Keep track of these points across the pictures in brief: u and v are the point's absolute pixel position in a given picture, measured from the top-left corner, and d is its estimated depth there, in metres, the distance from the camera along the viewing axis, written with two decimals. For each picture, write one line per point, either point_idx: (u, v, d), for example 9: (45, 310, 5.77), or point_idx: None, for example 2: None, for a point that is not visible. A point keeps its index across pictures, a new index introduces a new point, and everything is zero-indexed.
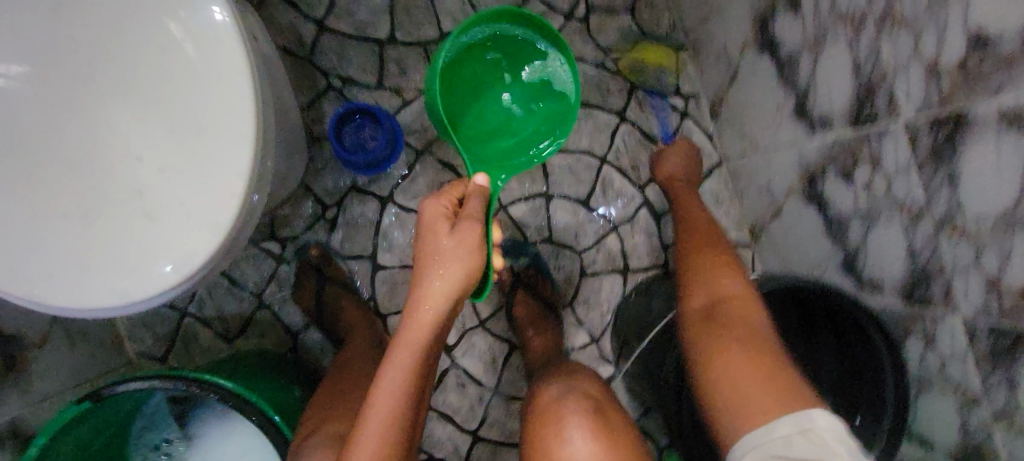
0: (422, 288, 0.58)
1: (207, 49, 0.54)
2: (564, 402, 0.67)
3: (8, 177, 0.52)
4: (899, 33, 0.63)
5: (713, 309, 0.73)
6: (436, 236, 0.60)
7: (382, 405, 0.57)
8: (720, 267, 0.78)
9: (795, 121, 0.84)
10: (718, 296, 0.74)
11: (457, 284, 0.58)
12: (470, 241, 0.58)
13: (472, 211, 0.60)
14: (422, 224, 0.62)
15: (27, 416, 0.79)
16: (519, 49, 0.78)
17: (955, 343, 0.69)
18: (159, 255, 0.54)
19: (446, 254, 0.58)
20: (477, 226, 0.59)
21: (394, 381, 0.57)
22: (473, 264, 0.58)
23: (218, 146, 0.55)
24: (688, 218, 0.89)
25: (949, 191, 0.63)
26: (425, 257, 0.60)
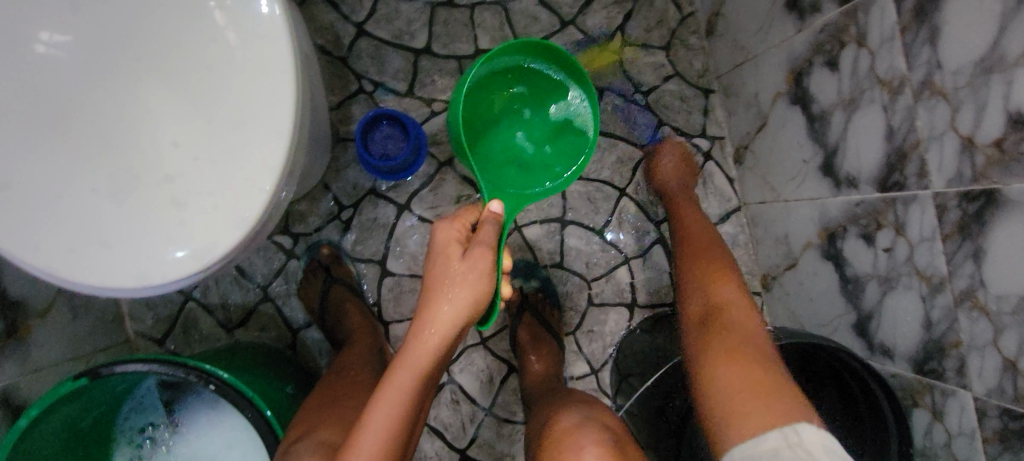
0: (431, 311, 0.57)
1: (251, 44, 0.55)
2: (574, 438, 0.62)
3: (42, 149, 0.53)
4: (937, 104, 0.63)
5: (709, 314, 0.69)
6: (447, 260, 0.59)
7: (378, 423, 0.56)
8: (719, 274, 0.74)
9: (820, 177, 0.84)
10: (714, 302, 0.70)
11: (466, 309, 0.57)
12: (481, 267, 0.58)
13: (484, 238, 0.60)
14: (433, 247, 0.62)
15: (22, 385, 0.75)
16: (548, 88, 0.79)
17: (964, 420, 0.68)
18: (183, 242, 0.54)
19: (456, 279, 0.57)
20: (489, 253, 0.59)
21: (393, 400, 0.56)
22: (483, 290, 0.58)
23: (252, 140, 0.55)
24: (687, 223, 0.87)
25: (973, 267, 0.62)
26: (435, 280, 0.59)
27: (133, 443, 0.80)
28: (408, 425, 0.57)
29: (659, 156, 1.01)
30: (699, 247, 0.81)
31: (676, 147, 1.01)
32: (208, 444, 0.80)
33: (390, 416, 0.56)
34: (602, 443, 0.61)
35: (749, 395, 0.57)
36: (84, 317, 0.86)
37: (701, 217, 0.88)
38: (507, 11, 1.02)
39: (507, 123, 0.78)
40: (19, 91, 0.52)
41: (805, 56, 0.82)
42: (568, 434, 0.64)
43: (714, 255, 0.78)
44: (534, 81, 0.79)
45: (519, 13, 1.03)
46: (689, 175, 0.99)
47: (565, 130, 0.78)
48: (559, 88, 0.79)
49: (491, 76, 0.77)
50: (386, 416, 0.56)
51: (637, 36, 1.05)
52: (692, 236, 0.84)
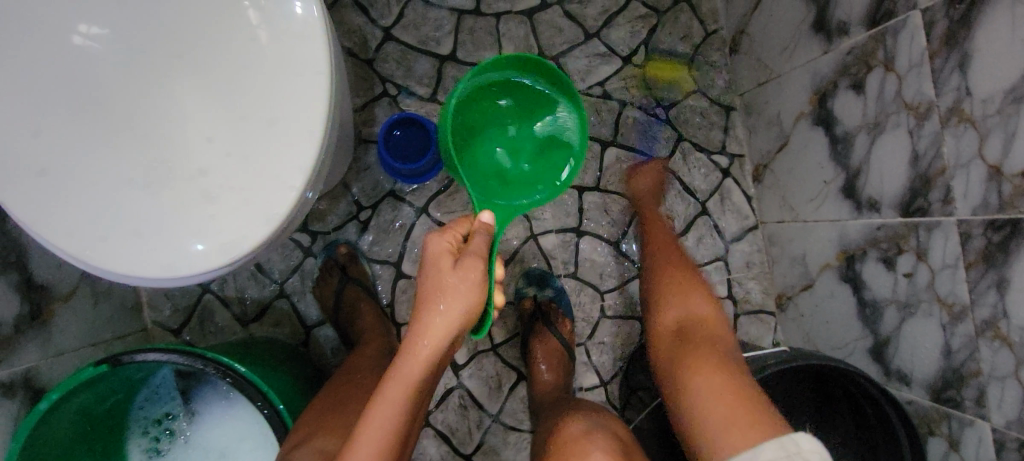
0: (426, 322, 0.57)
1: (288, 45, 0.56)
2: (579, 448, 0.62)
3: (79, 140, 0.54)
4: (965, 131, 0.63)
5: (685, 326, 0.71)
6: (440, 272, 0.58)
7: (375, 431, 0.56)
8: (693, 287, 0.77)
9: (841, 199, 0.84)
10: (690, 315, 0.73)
11: (459, 319, 0.57)
12: (472, 278, 0.57)
13: (476, 249, 0.59)
14: (426, 259, 0.60)
15: (42, 369, 0.76)
16: (537, 102, 0.80)
17: (981, 451, 0.67)
18: (211, 236, 0.55)
19: (449, 291, 0.57)
20: (480, 263, 0.58)
21: (388, 410, 0.57)
22: (475, 300, 0.57)
23: (284, 139, 0.56)
24: (653, 235, 0.90)
25: (996, 296, 0.62)
26: (427, 291, 0.58)
27: (149, 433, 0.81)
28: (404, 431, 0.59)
29: (635, 179, 1.00)
30: (671, 259, 0.84)
31: (651, 170, 1.00)
32: (222, 436, 0.81)
33: (385, 425, 0.57)
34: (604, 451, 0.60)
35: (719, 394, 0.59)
36: (104, 303, 0.87)
37: (666, 228, 0.91)
38: (533, 21, 1.03)
39: (493, 135, 0.79)
40: (62, 80, 0.54)
41: (831, 77, 0.82)
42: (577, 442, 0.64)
43: (684, 268, 0.81)
44: (521, 95, 0.80)
45: (544, 23, 1.04)
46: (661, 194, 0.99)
47: (552, 145, 0.79)
48: (546, 103, 0.80)
49: (480, 89, 0.78)
50: (381, 426, 0.56)
51: (661, 51, 1.06)
52: (660, 252, 0.86)
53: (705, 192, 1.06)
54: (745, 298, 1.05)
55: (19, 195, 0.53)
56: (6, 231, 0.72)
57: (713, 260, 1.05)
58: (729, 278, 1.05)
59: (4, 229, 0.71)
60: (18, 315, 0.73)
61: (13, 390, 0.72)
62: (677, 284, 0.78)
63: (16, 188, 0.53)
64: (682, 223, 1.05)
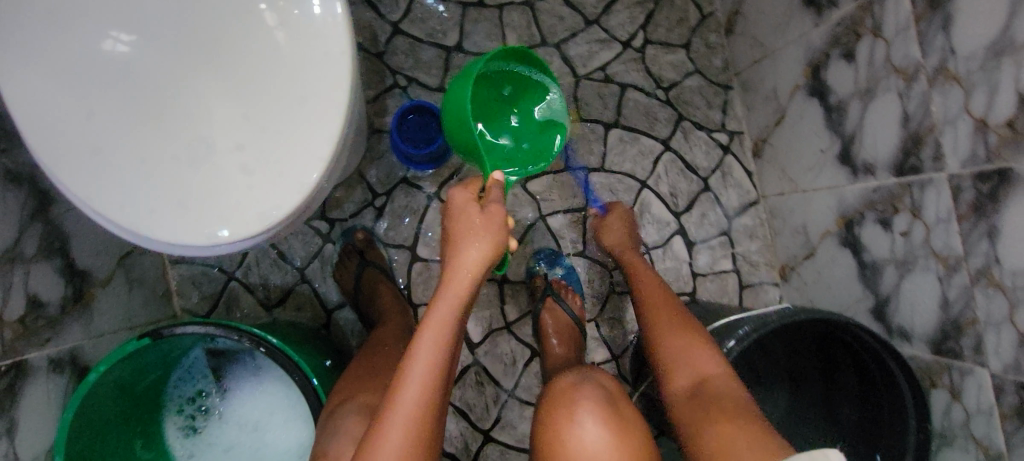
0: (459, 257, 0.65)
1: (312, 27, 0.61)
2: (577, 391, 0.67)
3: (122, 128, 0.58)
4: (952, 89, 0.66)
5: (696, 389, 0.70)
6: (467, 215, 0.67)
7: (421, 361, 0.60)
8: (696, 344, 0.74)
9: (838, 165, 0.87)
10: (698, 377, 0.71)
11: (491, 251, 0.65)
12: (498, 219, 0.67)
13: (496, 197, 0.69)
14: (450, 209, 0.69)
15: (85, 348, 0.81)
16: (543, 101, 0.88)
17: (981, 398, 0.70)
18: (251, 205, 0.59)
19: (478, 229, 0.66)
20: (503, 208, 0.68)
21: (431, 343, 0.61)
22: (503, 237, 0.66)
23: (313, 116, 0.61)
24: (644, 288, 0.88)
25: (988, 245, 0.65)
26: (457, 233, 0.66)
27: (184, 412, 0.85)
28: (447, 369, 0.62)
29: (608, 227, 1.00)
30: (671, 315, 0.81)
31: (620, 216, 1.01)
32: (254, 410, 0.85)
33: (431, 360, 0.60)
34: (593, 398, 0.65)
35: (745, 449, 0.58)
36: (139, 290, 0.92)
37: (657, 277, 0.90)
38: (534, 11, 1.08)
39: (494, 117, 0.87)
40: (106, 69, 0.58)
41: (822, 49, 0.86)
42: (569, 387, 0.68)
43: (685, 326, 0.78)
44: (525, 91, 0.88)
45: (545, 12, 1.08)
46: (634, 235, 1.00)
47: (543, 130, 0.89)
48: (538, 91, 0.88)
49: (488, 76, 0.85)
50: (427, 359, 0.60)
51: (659, 35, 1.09)
52: (654, 306, 0.84)
53: (707, 169, 1.09)
54: (750, 270, 1.08)
55: (73, 174, 0.58)
56: (51, 219, 0.77)
57: (717, 234, 1.08)
58: (733, 252, 1.08)
59: (49, 217, 0.77)
60: (63, 296, 0.78)
61: (61, 367, 0.77)
62: (680, 342, 0.76)
63: (71, 168, 0.58)
64: (685, 200, 1.08)
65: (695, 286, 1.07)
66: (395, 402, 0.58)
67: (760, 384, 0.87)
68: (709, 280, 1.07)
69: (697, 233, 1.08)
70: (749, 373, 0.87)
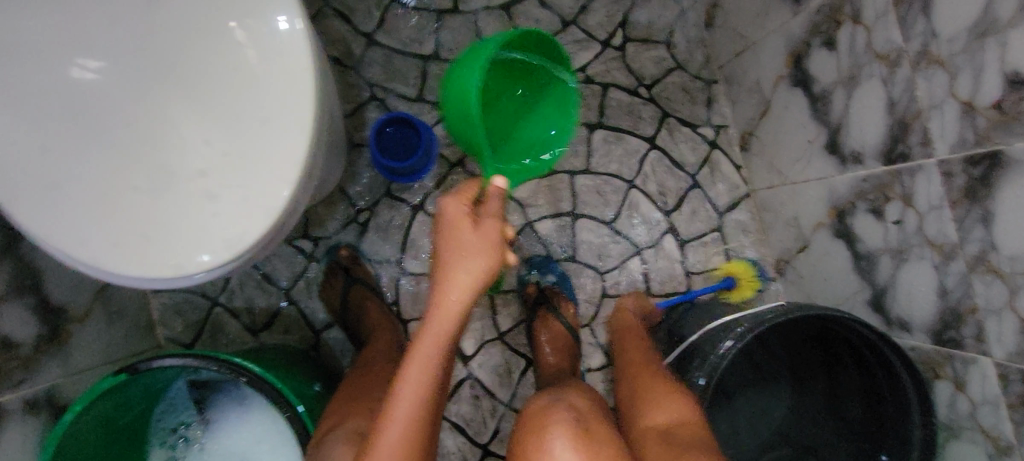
0: (448, 279, 0.61)
1: (277, 41, 0.59)
2: (552, 413, 0.64)
3: (82, 159, 0.56)
4: (936, 72, 0.64)
5: (667, 432, 0.66)
6: (458, 231, 0.63)
7: (408, 394, 0.58)
8: (670, 390, 0.73)
9: (826, 156, 0.85)
10: (668, 422, 0.68)
11: (482, 276, 0.61)
12: (492, 238, 0.62)
13: (494, 211, 0.63)
14: (442, 223, 0.65)
15: (64, 387, 0.80)
16: (559, 124, 0.84)
17: (986, 388, 0.68)
18: (217, 234, 0.57)
19: (470, 250, 0.61)
20: (500, 224, 0.62)
21: (418, 375, 0.59)
22: (496, 257, 0.62)
23: (282, 133, 0.58)
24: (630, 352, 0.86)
25: (983, 230, 0.63)
26: (448, 253, 0.62)
27: (165, 445, 0.83)
28: (434, 398, 0.60)
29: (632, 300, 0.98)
30: (650, 369, 0.79)
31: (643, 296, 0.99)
32: (241, 439, 0.82)
33: (418, 388, 0.59)
34: (566, 423, 0.62)
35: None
36: (118, 322, 0.90)
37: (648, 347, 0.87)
38: (510, 15, 1.06)
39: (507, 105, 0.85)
40: (66, 97, 0.56)
41: (803, 38, 0.84)
42: (543, 412, 0.66)
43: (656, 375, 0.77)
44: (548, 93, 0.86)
45: (521, 15, 1.06)
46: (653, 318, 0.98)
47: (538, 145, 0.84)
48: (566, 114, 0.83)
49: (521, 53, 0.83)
50: (416, 389, 0.59)
51: (639, 31, 1.08)
52: (635, 361, 0.83)
53: (694, 165, 1.07)
54: None
55: (38, 209, 0.56)
56: (21, 257, 0.75)
57: (708, 231, 1.06)
58: (726, 248, 1.06)
59: (19, 254, 0.75)
60: (37, 336, 0.76)
61: (37, 408, 0.75)
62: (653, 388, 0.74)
63: (30, 203, 0.56)
64: (675, 198, 1.06)
65: (689, 285, 1.05)
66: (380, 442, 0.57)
67: (761, 382, 0.85)
68: (702, 278, 1.05)
69: (688, 231, 1.06)
70: (748, 367, 0.86)
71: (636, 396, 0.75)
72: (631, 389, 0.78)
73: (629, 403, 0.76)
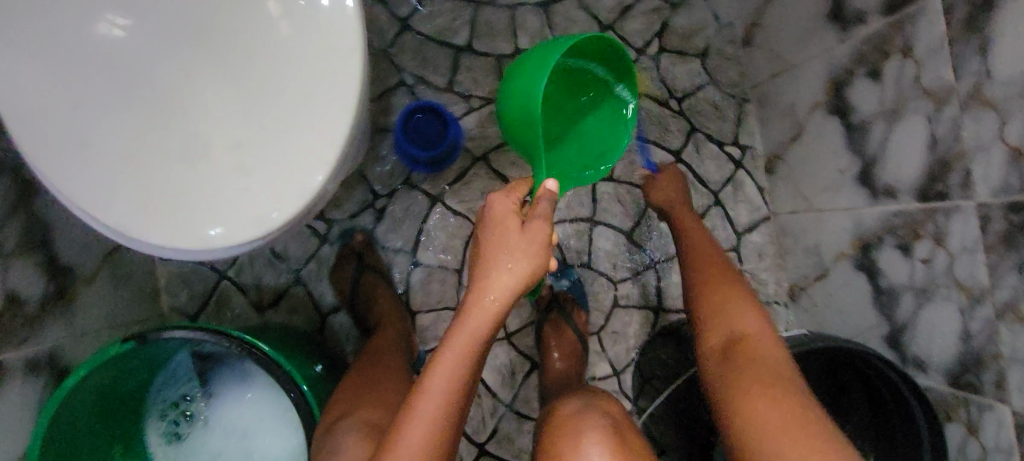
0: (488, 281, 0.56)
1: (322, 18, 0.57)
2: (583, 422, 0.63)
3: (112, 120, 0.55)
4: (986, 114, 0.63)
5: (732, 346, 0.66)
6: (504, 230, 0.58)
7: (433, 398, 0.55)
8: (741, 305, 0.71)
9: (856, 187, 0.84)
10: (734, 333, 0.67)
11: (524, 279, 0.56)
12: (539, 239, 0.57)
13: (541, 212, 0.60)
14: (487, 217, 0.60)
15: (65, 348, 0.78)
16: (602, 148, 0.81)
17: (1001, 436, 0.67)
18: (248, 209, 0.56)
19: (513, 250, 0.56)
20: (548, 227, 0.58)
21: (444, 378, 0.55)
22: (540, 260, 0.57)
23: (319, 114, 0.57)
24: (693, 246, 0.83)
25: (1017, 278, 0.62)
26: (490, 250, 0.57)
27: (164, 416, 0.81)
28: (461, 404, 0.57)
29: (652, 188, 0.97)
30: (722, 276, 0.76)
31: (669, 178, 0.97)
32: (243, 417, 0.81)
33: (445, 393, 0.55)
34: (600, 430, 0.61)
35: (785, 424, 0.55)
36: (124, 287, 0.88)
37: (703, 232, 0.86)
38: (548, 13, 1.04)
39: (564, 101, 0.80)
40: (99, 56, 0.54)
41: (846, 66, 0.83)
42: (569, 420, 0.65)
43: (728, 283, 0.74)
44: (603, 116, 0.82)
45: (559, 14, 1.04)
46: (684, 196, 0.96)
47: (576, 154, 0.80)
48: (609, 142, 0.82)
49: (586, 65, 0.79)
50: (442, 393, 0.55)
51: (675, 43, 1.06)
52: (706, 262, 0.79)
53: (718, 183, 1.06)
54: (758, 289, 1.05)
55: (61, 165, 0.55)
56: (34, 212, 0.73)
57: (725, 250, 1.05)
58: (741, 269, 1.06)
59: (32, 209, 0.73)
60: (44, 294, 0.74)
61: (39, 368, 0.73)
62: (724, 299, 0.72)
63: (55, 160, 0.55)
64: (695, 214, 1.05)
65: None
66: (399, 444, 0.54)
67: None
68: None
69: None
70: None
71: (703, 305, 0.73)
72: (698, 295, 0.75)
73: (693, 314, 0.75)
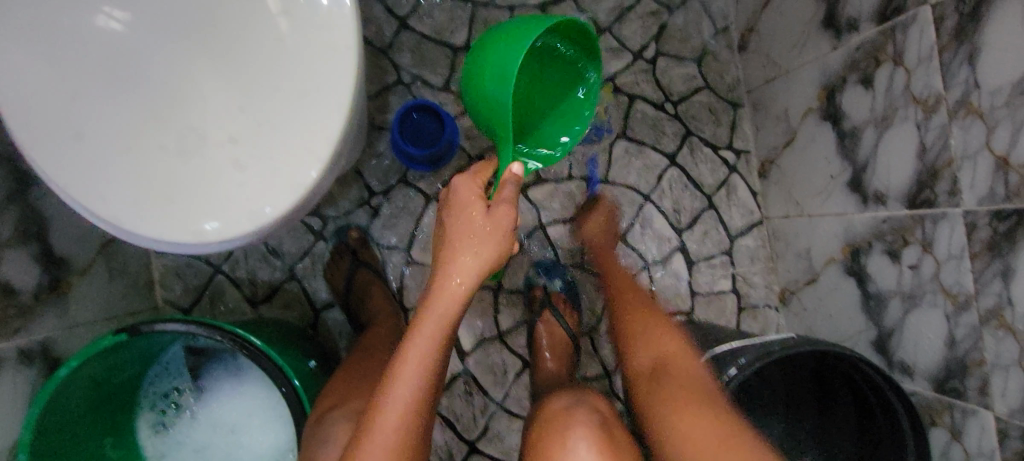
0: (454, 263, 0.61)
1: (318, 16, 0.57)
2: (573, 416, 0.64)
3: (109, 113, 0.55)
4: (973, 122, 0.64)
5: (654, 365, 0.73)
6: (470, 213, 0.63)
7: (410, 377, 0.57)
8: (658, 325, 0.80)
9: (847, 193, 0.85)
10: (656, 354, 0.75)
11: (490, 259, 0.62)
12: (504, 223, 0.63)
13: (507, 196, 0.64)
14: (455, 201, 0.65)
15: (58, 339, 0.78)
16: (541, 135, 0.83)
17: (984, 441, 0.68)
18: (241, 203, 0.56)
19: (480, 233, 0.62)
20: (512, 211, 0.63)
21: (420, 358, 0.58)
22: (504, 242, 0.63)
23: (315, 110, 0.58)
24: (614, 279, 0.91)
25: (1001, 285, 0.63)
26: (459, 232, 0.63)
27: (156, 409, 0.82)
28: (436, 385, 0.59)
29: (585, 218, 1.00)
30: (639, 302, 0.85)
31: (601, 211, 1.00)
32: (233, 412, 0.81)
33: (421, 373, 0.57)
34: (587, 425, 0.63)
35: (702, 434, 0.61)
36: (118, 280, 0.88)
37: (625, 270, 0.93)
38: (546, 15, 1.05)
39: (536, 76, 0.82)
40: (96, 49, 0.55)
41: (839, 73, 0.84)
42: (560, 415, 0.65)
43: (648, 312, 0.82)
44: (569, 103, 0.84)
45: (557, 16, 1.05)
46: (613, 231, 1.01)
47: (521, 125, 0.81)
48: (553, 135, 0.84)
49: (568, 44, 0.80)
50: (419, 372, 0.57)
51: (671, 47, 1.07)
52: (626, 290, 0.88)
53: (711, 187, 1.07)
54: (749, 293, 1.06)
55: (56, 156, 0.55)
56: (30, 203, 0.74)
57: (718, 254, 1.06)
58: (734, 272, 1.06)
59: (28, 200, 0.73)
60: (38, 285, 0.75)
61: (31, 359, 0.74)
62: (646, 326, 0.79)
63: (52, 152, 0.55)
64: (689, 217, 1.06)
65: (693, 305, 1.05)
66: (376, 426, 0.55)
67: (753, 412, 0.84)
68: (706, 300, 1.05)
69: (699, 252, 1.06)
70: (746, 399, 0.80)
71: (625, 330, 0.81)
72: (620, 322, 0.83)
73: (619, 339, 0.82)
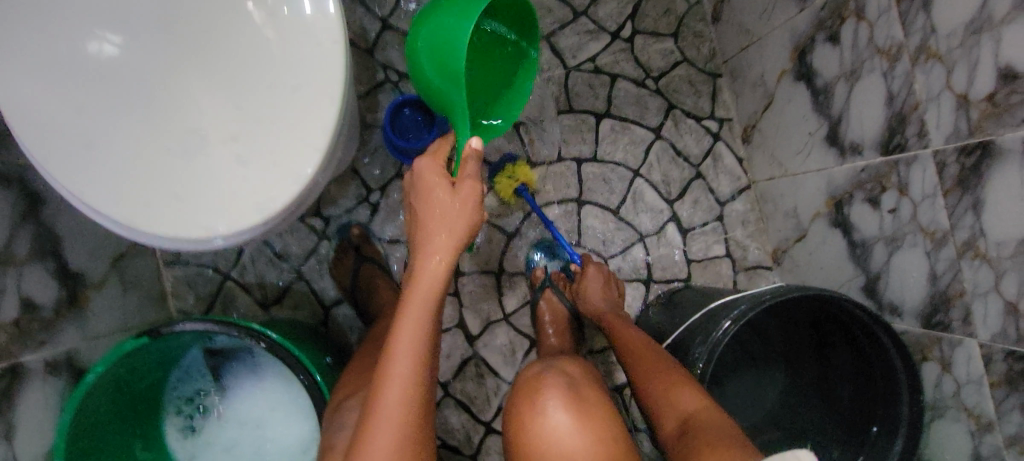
0: (429, 243, 0.64)
1: (304, 17, 0.61)
2: (545, 379, 0.68)
3: (112, 126, 0.58)
4: (933, 65, 0.68)
5: (683, 428, 0.67)
6: (435, 193, 0.66)
7: (402, 358, 0.59)
8: (674, 379, 0.72)
9: (826, 148, 0.89)
10: (681, 415, 0.68)
11: (462, 236, 0.65)
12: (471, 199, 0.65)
13: (470, 173, 0.66)
14: (420, 183, 0.68)
15: (81, 351, 0.81)
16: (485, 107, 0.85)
17: (971, 368, 0.71)
18: (247, 196, 0.60)
19: (447, 211, 0.65)
20: (477, 187, 0.66)
21: (408, 338, 0.60)
22: (472, 216, 0.65)
23: (308, 103, 0.61)
24: (621, 338, 0.84)
25: (973, 217, 0.67)
26: (426, 213, 0.65)
27: (183, 413, 0.85)
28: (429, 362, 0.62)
29: (585, 280, 0.98)
30: (648, 355, 0.78)
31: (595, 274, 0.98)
32: (255, 407, 0.85)
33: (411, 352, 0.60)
34: (560, 388, 0.66)
35: None
36: (133, 292, 0.92)
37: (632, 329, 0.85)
38: None
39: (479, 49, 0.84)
40: (93, 68, 0.58)
41: (808, 33, 0.87)
42: (534, 378, 0.69)
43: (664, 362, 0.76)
44: (507, 93, 0.87)
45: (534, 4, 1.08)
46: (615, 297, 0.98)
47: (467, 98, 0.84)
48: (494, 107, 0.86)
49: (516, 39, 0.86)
50: (409, 352, 0.60)
51: (646, 25, 1.10)
52: (635, 349, 0.81)
53: (697, 157, 1.10)
54: (743, 255, 1.10)
55: (68, 172, 0.58)
56: (42, 223, 0.77)
57: (709, 220, 1.10)
58: (726, 238, 1.10)
59: (40, 219, 0.77)
60: (57, 299, 0.78)
61: (58, 369, 0.77)
62: (657, 385, 0.73)
63: (62, 169, 0.58)
64: (678, 188, 1.09)
65: (689, 272, 1.08)
66: (379, 406, 0.58)
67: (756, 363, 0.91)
68: (702, 265, 1.09)
69: (691, 220, 1.09)
70: (743, 355, 0.92)
71: (644, 390, 0.75)
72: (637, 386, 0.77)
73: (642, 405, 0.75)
